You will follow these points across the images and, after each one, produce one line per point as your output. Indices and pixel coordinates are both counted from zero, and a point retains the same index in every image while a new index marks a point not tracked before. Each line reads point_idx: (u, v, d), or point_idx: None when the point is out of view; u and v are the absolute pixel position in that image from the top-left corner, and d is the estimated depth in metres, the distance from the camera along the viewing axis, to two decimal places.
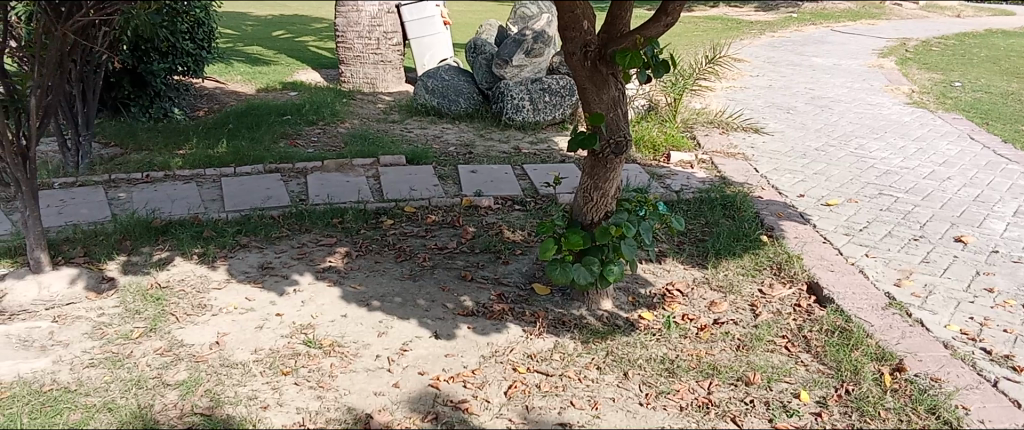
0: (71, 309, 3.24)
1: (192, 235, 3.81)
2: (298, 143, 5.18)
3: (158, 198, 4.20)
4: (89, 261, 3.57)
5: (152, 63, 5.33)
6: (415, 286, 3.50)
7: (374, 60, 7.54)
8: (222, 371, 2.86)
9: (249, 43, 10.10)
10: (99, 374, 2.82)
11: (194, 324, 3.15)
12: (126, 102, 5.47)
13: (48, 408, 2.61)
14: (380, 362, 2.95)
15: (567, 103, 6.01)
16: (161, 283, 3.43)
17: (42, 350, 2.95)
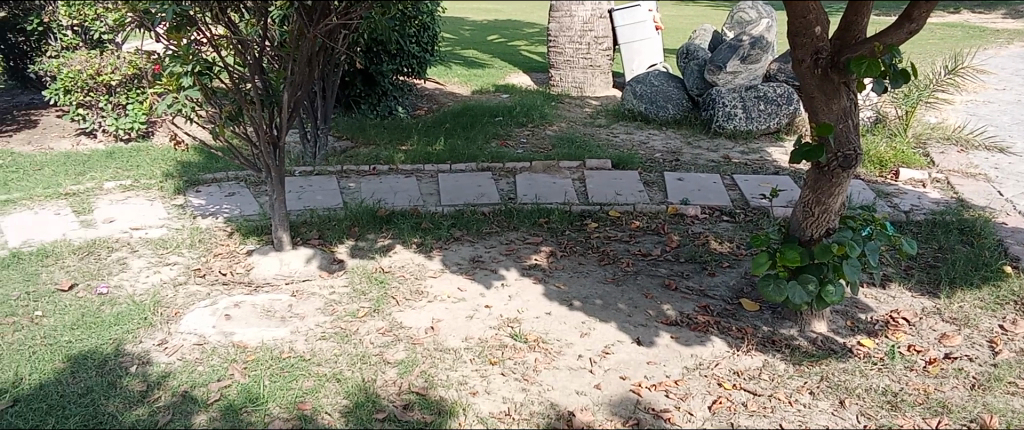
0: (306, 285, 3.57)
1: (411, 225, 4.07)
2: (508, 143, 5.38)
3: (383, 189, 4.53)
4: (322, 243, 3.92)
5: (381, 65, 5.76)
6: (619, 290, 3.51)
7: (583, 64, 7.66)
8: (436, 355, 3.03)
9: (466, 46, 10.63)
10: (329, 347, 3.08)
11: (411, 309, 3.36)
12: (357, 100, 5.95)
13: (287, 373, 2.89)
14: (582, 362, 2.99)
15: (784, 112, 5.79)
16: (383, 268, 3.70)
17: (282, 320, 3.28)
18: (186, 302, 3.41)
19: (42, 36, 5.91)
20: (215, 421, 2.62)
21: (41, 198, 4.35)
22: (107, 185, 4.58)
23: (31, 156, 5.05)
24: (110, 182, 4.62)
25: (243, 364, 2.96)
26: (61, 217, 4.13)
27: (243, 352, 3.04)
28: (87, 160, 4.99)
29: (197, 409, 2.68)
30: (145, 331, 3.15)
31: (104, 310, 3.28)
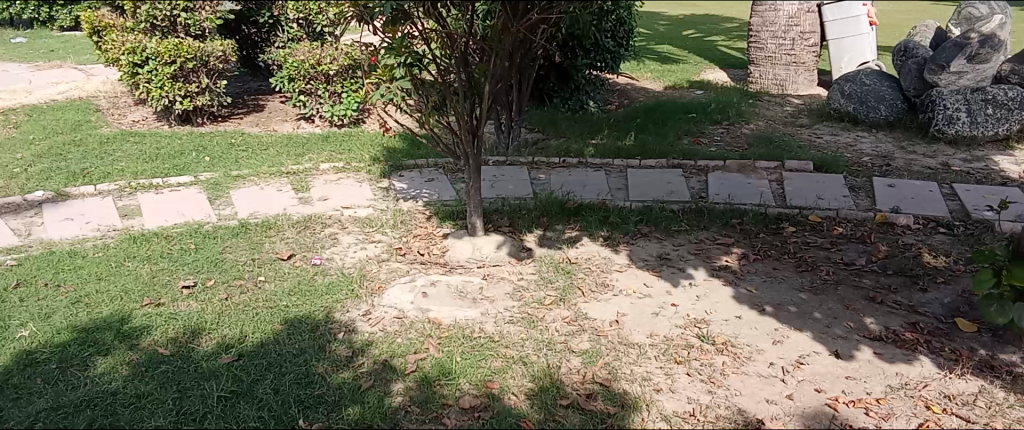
0: (496, 270, 3.71)
1: (599, 218, 4.11)
2: (702, 140, 5.27)
3: (573, 182, 4.59)
4: (512, 231, 4.05)
5: (576, 59, 5.85)
6: (816, 299, 3.34)
7: (786, 61, 7.33)
8: (621, 348, 3.04)
9: (662, 41, 10.50)
10: (516, 331, 3.19)
11: (597, 301, 3.39)
12: (550, 93, 6.08)
13: (477, 352, 3.02)
14: (774, 370, 2.88)
15: (1015, 117, 5.22)
16: (570, 258, 3.76)
17: (474, 301, 3.42)
18: (388, 277, 3.65)
19: (273, 28, 6.51)
20: (411, 391, 2.79)
21: (266, 176, 4.81)
22: (322, 166, 4.98)
23: (259, 137, 5.60)
24: (325, 164, 5.03)
25: (438, 339, 3.13)
26: (283, 194, 4.55)
27: (438, 328, 3.21)
28: (306, 142, 5.47)
29: (395, 378, 2.86)
30: (352, 302, 3.41)
31: (317, 280, 3.59)
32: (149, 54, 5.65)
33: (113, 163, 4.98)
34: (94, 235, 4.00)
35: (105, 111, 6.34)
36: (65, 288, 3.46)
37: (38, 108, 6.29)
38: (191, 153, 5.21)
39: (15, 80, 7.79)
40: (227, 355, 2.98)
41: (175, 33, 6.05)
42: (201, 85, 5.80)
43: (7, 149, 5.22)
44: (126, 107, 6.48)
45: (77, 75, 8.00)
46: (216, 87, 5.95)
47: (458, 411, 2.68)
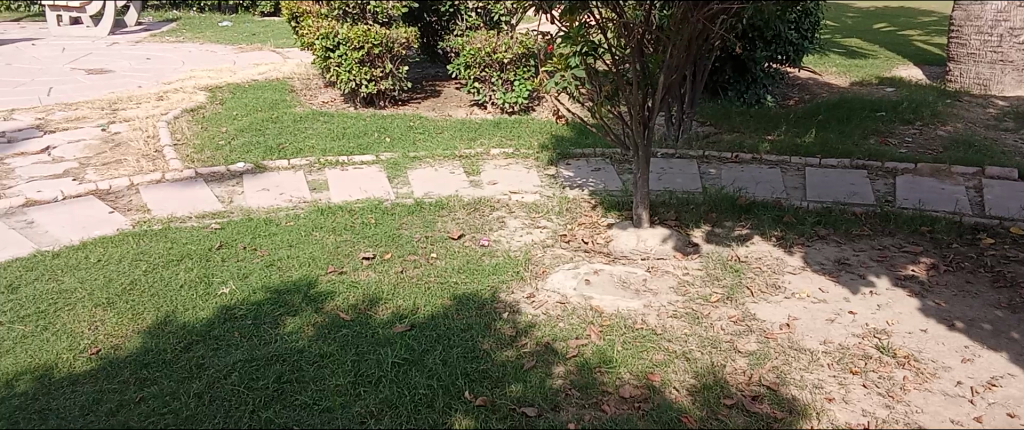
0: (661, 263, 3.67)
1: (772, 217, 3.96)
2: (890, 141, 4.94)
3: (745, 178, 4.45)
4: (679, 225, 3.99)
5: (755, 51, 5.68)
6: (1015, 318, 3.06)
7: (991, 58, 6.71)
8: (791, 353, 2.92)
9: (848, 35, 9.92)
10: (680, 325, 3.14)
11: (766, 302, 3.28)
12: (724, 86, 5.97)
13: (639, 343, 3.01)
14: (962, 390, 2.67)
15: None
16: (740, 256, 3.66)
17: (637, 292, 3.41)
18: (553, 262, 3.71)
19: (453, 16, 6.77)
20: (571, 375, 2.83)
21: (441, 158, 5.02)
22: (493, 151, 5.13)
23: (435, 121, 5.85)
24: (496, 149, 5.17)
25: (599, 327, 3.14)
26: (456, 176, 4.74)
27: (600, 316, 3.22)
28: (478, 127, 5.65)
29: (557, 361, 2.91)
30: (516, 284, 3.50)
31: (485, 260, 3.71)
32: (340, 40, 6.05)
33: (304, 140, 5.39)
34: (287, 206, 4.34)
35: (298, 91, 6.84)
36: (260, 252, 3.80)
37: (240, 87, 6.90)
38: (373, 134, 5.52)
39: (224, 60, 8.58)
40: (401, 324, 3.16)
41: (364, 20, 6.44)
42: (385, 69, 6.13)
43: (214, 124, 5.78)
44: (316, 89, 6.96)
45: (275, 58, 8.69)
46: (398, 72, 6.25)
47: (618, 400, 2.69)
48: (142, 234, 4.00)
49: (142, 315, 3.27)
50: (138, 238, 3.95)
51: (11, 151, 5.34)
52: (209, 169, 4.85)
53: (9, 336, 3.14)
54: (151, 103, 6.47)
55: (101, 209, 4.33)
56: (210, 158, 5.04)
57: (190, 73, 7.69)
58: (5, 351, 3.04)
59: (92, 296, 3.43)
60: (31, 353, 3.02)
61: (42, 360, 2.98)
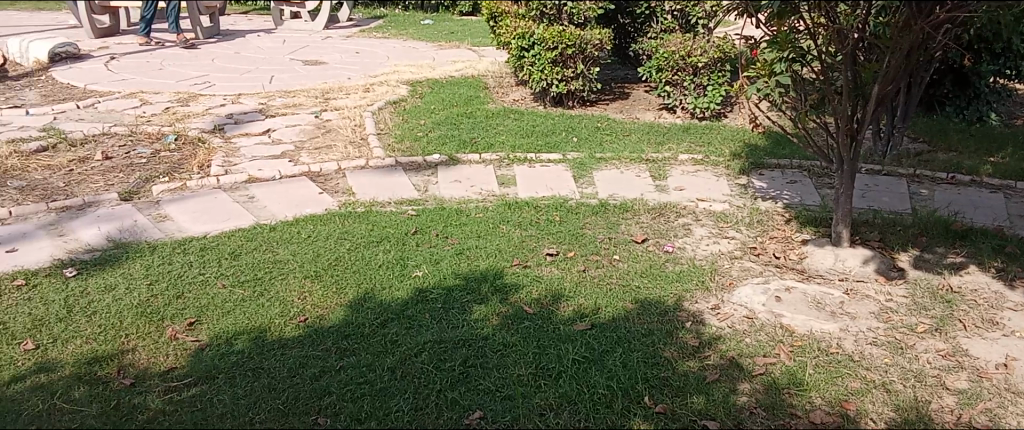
0: (861, 286, 3.46)
1: (992, 247, 3.64)
2: None
3: (962, 201, 4.12)
4: (883, 247, 3.75)
5: (981, 65, 5.26)
6: None
7: None
8: (1009, 396, 2.67)
9: None
10: (880, 354, 2.95)
11: (981, 338, 3.02)
12: (941, 100, 5.56)
13: (833, 368, 2.86)
14: None
15: None
16: (952, 286, 3.38)
17: (832, 315, 3.23)
18: (741, 275, 3.60)
19: (648, 19, 6.77)
20: (758, 393, 2.74)
21: (628, 161, 5.02)
22: (682, 156, 5.06)
23: (624, 123, 5.85)
24: (684, 154, 5.10)
25: (790, 347, 3.02)
26: (642, 180, 4.71)
27: (791, 336, 3.09)
28: (668, 132, 5.60)
29: (742, 377, 2.83)
30: (701, 294, 3.42)
31: (669, 266, 3.67)
32: (535, 40, 6.21)
33: (495, 135, 5.58)
34: (477, 198, 4.52)
35: (491, 88, 7.08)
36: (451, 241, 3.98)
37: (438, 82, 7.24)
38: (562, 133, 5.62)
39: (424, 56, 9.06)
40: (582, 323, 3.19)
41: (560, 21, 6.53)
42: (577, 70, 6.21)
43: (413, 116, 6.11)
44: (508, 87, 7.16)
45: (471, 55, 9.04)
46: (589, 73, 6.30)
47: (807, 424, 2.57)
48: (347, 215, 4.32)
49: (345, 289, 3.54)
50: (343, 219, 4.27)
51: (238, 132, 5.94)
52: (407, 158, 5.13)
53: (231, 298, 3.51)
54: (358, 94, 6.94)
55: (311, 190, 4.72)
56: (409, 149, 5.33)
57: (393, 67, 8.17)
58: (227, 312, 3.40)
59: (301, 268, 3.75)
60: (248, 315, 3.36)
61: (258, 323, 3.30)
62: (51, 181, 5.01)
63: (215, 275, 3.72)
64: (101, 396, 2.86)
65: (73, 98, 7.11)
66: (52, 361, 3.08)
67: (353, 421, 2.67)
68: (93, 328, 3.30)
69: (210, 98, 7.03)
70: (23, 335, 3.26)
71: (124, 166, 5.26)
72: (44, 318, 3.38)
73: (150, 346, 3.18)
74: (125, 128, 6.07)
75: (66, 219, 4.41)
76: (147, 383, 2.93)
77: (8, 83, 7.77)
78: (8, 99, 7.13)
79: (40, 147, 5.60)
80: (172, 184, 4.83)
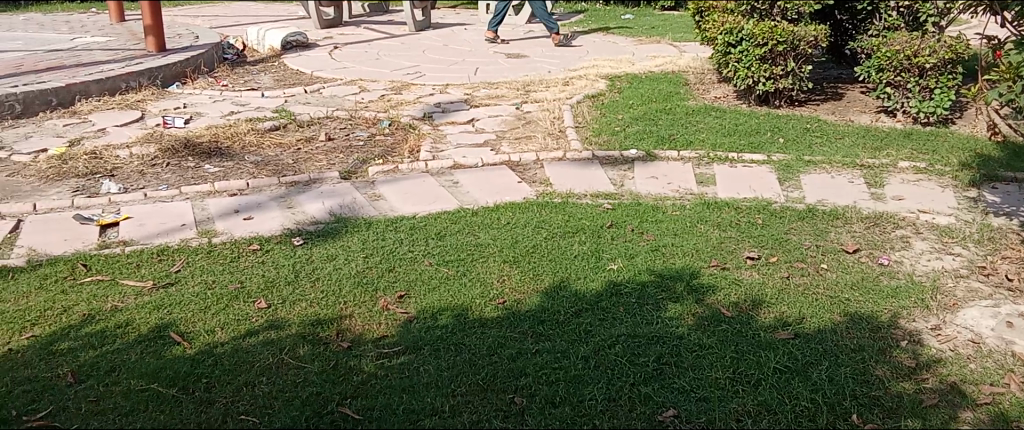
0: None
1: None
2: None
3: None
4: None
5: None
6: None
7: None
8: None
9: None
10: None
11: None
12: None
13: None
14: None
15: None
16: None
17: None
18: (966, 296, 3.31)
19: (869, 16, 6.39)
20: (983, 424, 2.54)
21: (839, 165, 4.77)
22: (900, 164, 4.73)
23: (835, 125, 5.55)
24: (904, 162, 4.76)
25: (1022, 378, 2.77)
26: (855, 186, 4.46)
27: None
28: (885, 137, 5.25)
29: (965, 405, 2.63)
30: (920, 313, 3.19)
31: (883, 280, 3.45)
32: (744, 35, 6.04)
33: (695, 133, 5.50)
34: (674, 195, 4.49)
35: (692, 85, 6.97)
36: (648, 237, 3.98)
37: (637, 78, 7.24)
38: (766, 133, 5.43)
39: (624, 51, 9.07)
40: (784, 331, 3.08)
41: (771, 16, 6.28)
42: (787, 68, 5.97)
43: (612, 110, 6.15)
44: (710, 83, 7.01)
45: (671, 51, 8.93)
46: (800, 71, 6.03)
47: None
48: (545, 204, 4.46)
49: (541, 277, 3.66)
50: (542, 208, 4.42)
51: (445, 120, 6.28)
52: (605, 152, 5.18)
53: (437, 277, 3.75)
54: (558, 87, 7.08)
55: (511, 179, 4.92)
56: (607, 142, 5.38)
57: (593, 62, 8.26)
58: (432, 289, 3.63)
59: (501, 253, 3.93)
60: (452, 294, 3.57)
61: (460, 301, 3.49)
62: (282, 158, 5.56)
63: (422, 254, 3.98)
64: (322, 355, 3.15)
65: (301, 83, 7.82)
66: (281, 320, 3.43)
67: (548, 404, 2.75)
68: (316, 293, 3.65)
69: (420, 87, 7.47)
70: (257, 294, 3.65)
71: (344, 147, 5.73)
72: (275, 280, 3.78)
73: (364, 313, 3.46)
74: (345, 113, 6.61)
75: (294, 193, 4.88)
76: (361, 348, 3.19)
77: (247, 67, 8.69)
78: (247, 83, 7.97)
79: (274, 126, 6.23)
80: (387, 167, 5.21)
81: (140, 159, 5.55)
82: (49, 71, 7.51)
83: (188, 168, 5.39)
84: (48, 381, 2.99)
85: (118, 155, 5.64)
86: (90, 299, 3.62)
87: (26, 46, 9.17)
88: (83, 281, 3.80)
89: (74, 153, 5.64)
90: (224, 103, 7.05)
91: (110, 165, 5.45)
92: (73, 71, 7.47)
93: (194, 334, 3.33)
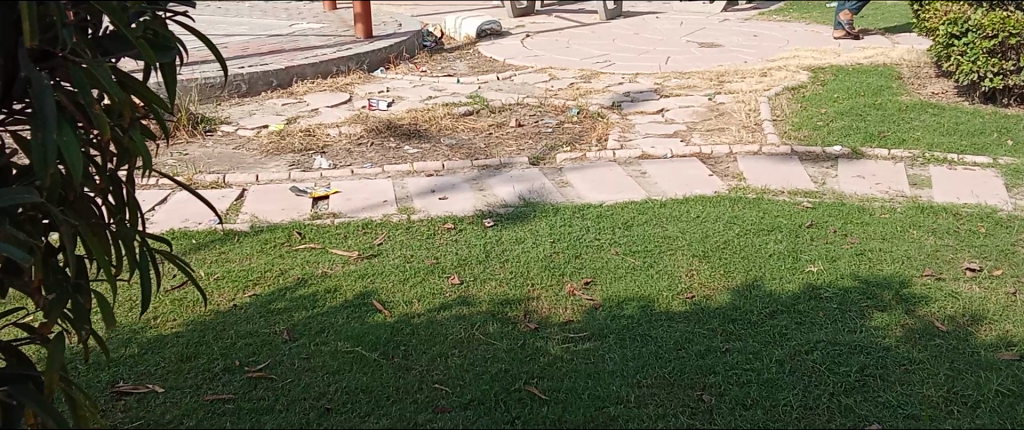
0: None
1: None
2: None
3: None
4: None
5: None
6: None
7: None
8: None
9: None
10: None
11: None
12: None
13: None
14: None
15: None
16: None
17: None
18: None
19: None
20: None
21: None
22: None
23: None
24: None
25: None
26: None
27: None
28: None
29: None
30: None
31: None
32: (970, 26, 5.49)
33: (909, 131, 5.13)
34: (883, 197, 4.22)
35: (905, 79, 6.48)
36: (852, 240, 3.76)
37: (843, 70, 6.82)
38: (992, 133, 4.96)
39: (828, 42, 8.59)
40: (1009, 353, 2.82)
41: None
42: (1020, 63, 5.42)
43: (814, 104, 5.86)
44: (925, 77, 6.49)
45: (882, 42, 8.33)
46: None
47: None
48: (738, 199, 4.35)
49: (732, 274, 3.56)
50: (735, 203, 4.31)
51: (635, 109, 6.27)
52: (805, 148, 4.95)
53: (624, 266, 3.76)
54: (754, 78, 6.84)
55: (702, 171, 4.83)
56: (807, 137, 5.15)
57: (793, 52, 7.89)
58: (619, 278, 3.65)
59: (690, 247, 3.87)
60: (638, 284, 3.57)
61: (648, 292, 3.48)
62: (475, 142, 5.78)
63: (609, 242, 4.01)
64: (510, 334, 3.25)
65: (493, 71, 8.08)
66: (473, 296, 3.58)
67: (738, 405, 2.68)
68: (505, 273, 3.78)
69: (610, 76, 7.48)
70: (451, 271, 3.84)
71: (534, 134, 5.86)
72: (467, 258, 3.95)
73: (551, 297, 3.54)
74: (536, 100, 6.75)
75: (486, 176, 5.07)
76: (548, 330, 3.26)
77: (444, 54, 9.10)
78: (444, 69, 8.35)
79: (469, 111, 6.48)
80: (575, 154, 5.28)
81: (348, 138, 5.98)
82: (271, 54, 8.26)
83: (389, 149, 5.74)
84: (268, 336, 3.31)
85: (329, 134, 6.10)
86: (303, 265, 3.96)
87: (253, 31, 10.12)
88: (298, 248, 4.16)
89: (291, 130, 6.17)
90: (422, 88, 7.43)
91: (321, 143, 5.91)
92: (292, 55, 8.16)
93: (394, 304, 3.56)
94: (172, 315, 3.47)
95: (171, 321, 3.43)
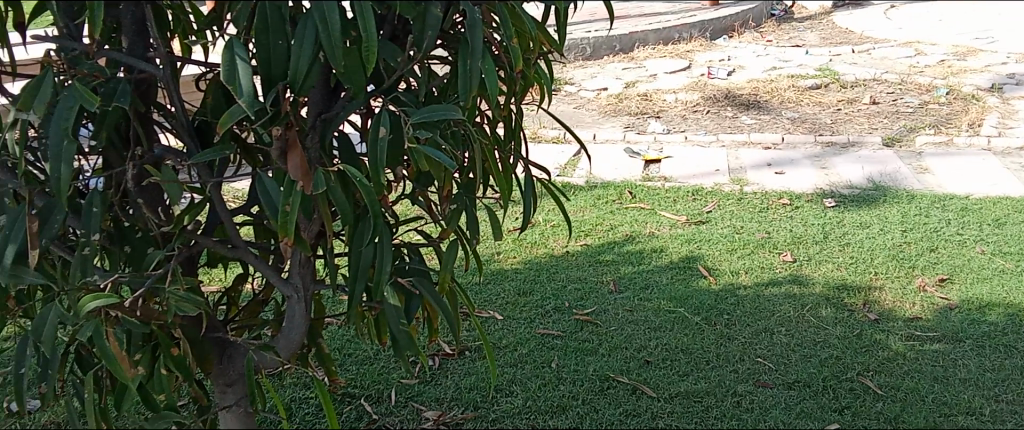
0: None
1: None
2: None
3: None
4: None
5: None
6: None
7: None
8: None
9: None
10: None
11: None
12: None
13: None
14: None
15: None
16: None
17: None
18: None
19: None
20: None
21: None
22: None
23: None
24: None
25: None
26: None
27: None
28: None
29: None
30: None
31: None
32: None
33: None
34: None
35: None
36: None
37: None
38: None
39: None
40: None
41: None
42: None
43: None
44: None
45: None
46: None
47: None
48: None
49: None
50: None
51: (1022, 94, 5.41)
52: None
53: (991, 267, 3.34)
54: None
55: None
56: None
57: None
58: (983, 280, 3.24)
59: None
60: (1007, 290, 3.16)
61: (1018, 300, 3.08)
62: (821, 117, 5.42)
63: (974, 239, 3.57)
64: (845, 321, 3.04)
65: (848, 43, 7.47)
66: (807, 276, 3.40)
67: None
68: (844, 257, 3.52)
69: (991, 54, 6.53)
70: (784, 247, 3.68)
71: (891, 113, 5.34)
72: (804, 237, 3.75)
73: (898, 289, 3.24)
74: (896, 77, 6.12)
75: (831, 154, 4.73)
76: (891, 323, 2.99)
77: (794, 24, 8.59)
78: (792, 39, 7.90)
79: (816, 85, 6.07)
80: (939, 139, 4.73)
81: (684, 105, 5.95)
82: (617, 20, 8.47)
83: (727, 118, 5.61)
84: (596, 284, 3.46)
85: (666, 99, 6.13)
86: (633, 222, 4.07)
87: None
88: (629, 206, 4.27)
89: (629, 94, 6.30)
90: (766, 59, 7.11)
91: (658, 108, 5.96)
92: (637, 21, 8.29)
93: (720, 272, 3.51)
94: (513, 253, 3.79)
95: (511, 258, 3.75)
